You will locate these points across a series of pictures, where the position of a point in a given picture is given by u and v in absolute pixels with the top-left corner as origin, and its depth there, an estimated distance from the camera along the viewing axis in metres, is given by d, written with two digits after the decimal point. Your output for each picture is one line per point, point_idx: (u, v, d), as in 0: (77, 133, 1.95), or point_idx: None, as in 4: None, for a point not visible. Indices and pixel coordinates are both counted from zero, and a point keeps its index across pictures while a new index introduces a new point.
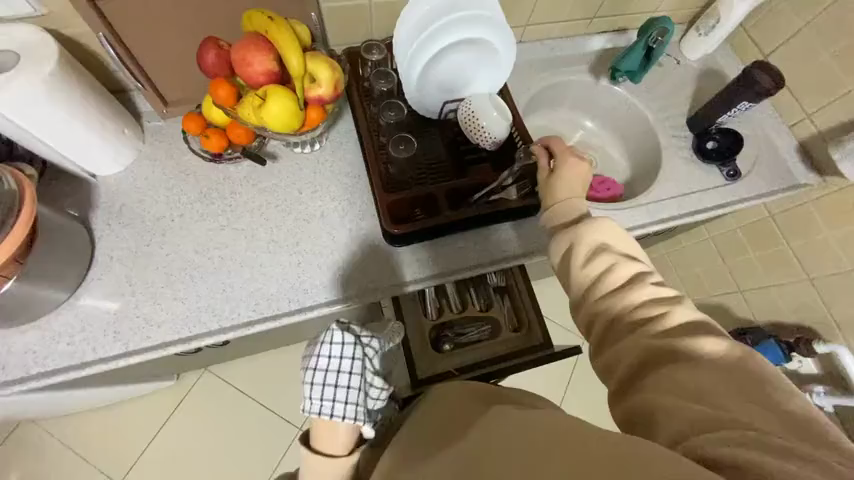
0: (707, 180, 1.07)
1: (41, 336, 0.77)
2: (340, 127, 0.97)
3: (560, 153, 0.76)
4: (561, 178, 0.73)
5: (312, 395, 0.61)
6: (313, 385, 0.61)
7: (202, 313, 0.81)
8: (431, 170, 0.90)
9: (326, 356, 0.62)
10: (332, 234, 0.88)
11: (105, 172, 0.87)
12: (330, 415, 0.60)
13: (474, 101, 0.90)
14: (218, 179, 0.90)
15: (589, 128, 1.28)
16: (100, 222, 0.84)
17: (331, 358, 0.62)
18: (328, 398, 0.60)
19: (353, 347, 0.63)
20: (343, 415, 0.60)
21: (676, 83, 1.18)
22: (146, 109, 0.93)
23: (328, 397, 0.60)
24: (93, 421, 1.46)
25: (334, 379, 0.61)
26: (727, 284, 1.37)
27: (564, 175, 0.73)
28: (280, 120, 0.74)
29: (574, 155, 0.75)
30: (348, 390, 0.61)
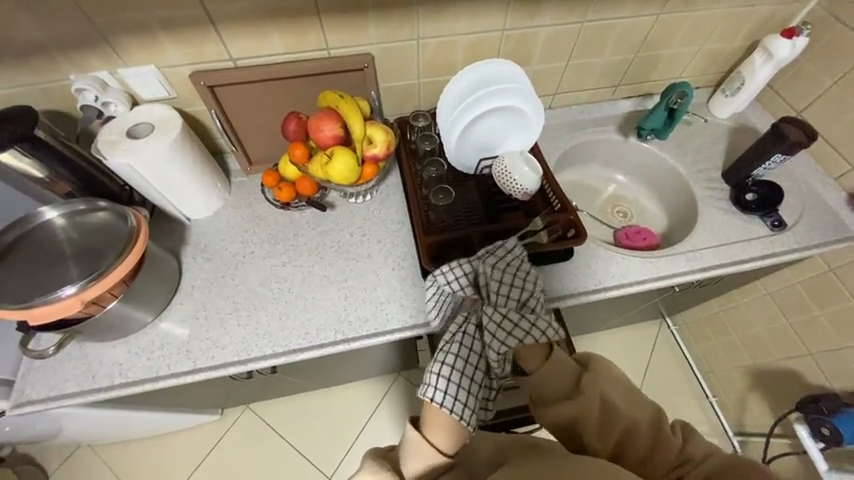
0: (749, 230, 1.06)
1: (129, 350, 0.90)
2: (389, 181, 1.12)
3: (429, 431, 0.60)
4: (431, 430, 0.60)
5: (434, 383, 0.62)
6: (440, 376, 0.63)
7: (260, 338, 0.91)
8: (467, 217, 1.00)
9: (453, 354, 0.67)
10: (377, 273, 0.97)
11: (197, 216, 1.06)
12: (444, 402, 0.60)
13: (507, 156, 1.00)
14: (284, 223, 1.05)
15: (622, 182, 1.34)
16: (188, 257, 1.01)
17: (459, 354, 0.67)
18: (443, 388, 0.61)
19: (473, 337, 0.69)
20: (451, 407, 0.60)
21: (707, 140, 1.23)
22: (234, 168, 1.15)
23: (443, 387, 0.61)
24: (141, 450, 1.55)
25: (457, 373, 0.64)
26: (796, 346, 1.25)
27: (432, 429, 0.60)
28: (342, 174, 0.89)
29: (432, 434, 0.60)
30: (463, 377, 0.64)
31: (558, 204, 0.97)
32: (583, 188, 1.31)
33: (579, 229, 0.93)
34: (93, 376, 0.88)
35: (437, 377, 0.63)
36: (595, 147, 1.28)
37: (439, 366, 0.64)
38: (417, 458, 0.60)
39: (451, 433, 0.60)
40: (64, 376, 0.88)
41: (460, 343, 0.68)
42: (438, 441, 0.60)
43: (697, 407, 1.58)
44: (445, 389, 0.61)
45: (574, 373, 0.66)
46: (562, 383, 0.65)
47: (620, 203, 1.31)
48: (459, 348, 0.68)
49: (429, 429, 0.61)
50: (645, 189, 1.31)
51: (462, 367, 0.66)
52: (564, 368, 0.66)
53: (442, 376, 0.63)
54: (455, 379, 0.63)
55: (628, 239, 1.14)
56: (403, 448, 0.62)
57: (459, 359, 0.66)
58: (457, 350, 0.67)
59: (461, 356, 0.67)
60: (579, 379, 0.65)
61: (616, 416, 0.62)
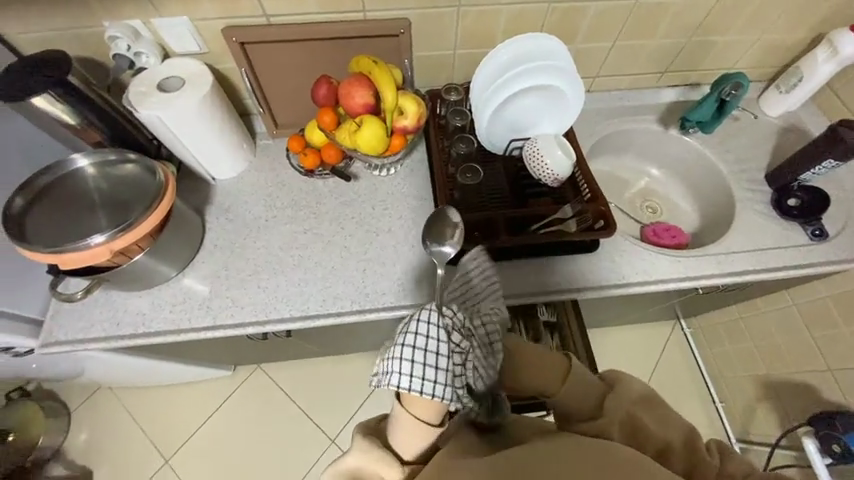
0: (787, 237, 1.01)
1: (153, 302, 0.92)
2: (414, 156, 1.09)
3: (410, 404, 0.56)
4: (412, 404, 0.56)
5: (398, 368, 0.52)
6: (402, 360, 0.52)
7: (278, 301, 0.91)
8: (493, 199, 0.98)
9: (421, 335, 0.53)
10: (397, 249, 0.97)
11: (222, 177, 1.06)
12: (410, 389, 0.52)
13: (540, 139, 0.96)
14: (307, 190, 1.05)
15: (656, 176, 1.28)
16: (212, 216, 1.02)
17: (427, 337, 0.53)
18: (407, 373, 0.52)
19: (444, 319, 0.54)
20: (421, 391, 0.52)
21: (754, 138, 1.15)
22: (260, 130, 1.13)
23: (407, 372, 0.52)
24: (158, 397, 1.63)
25: (424, 358, 0.52)
26: (815, 361, 1.22)
27: (414, 404, 0.56)
28: (370, 144, 0.87)
29: (413, 407, 0.56)
30: (434, 362, 0.53)
31: (587, 193, 0.94)
32: (613, 179, 1.26)
33: (609, 220, 0.89)
34: (118, 324, 0.90)
35: (400, 361, 0.52)
36: (632, 137, 1.22)
37: (400, 349, 0.53)
38: (407, 435, 0.56)
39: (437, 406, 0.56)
40: (91, 321, 0.91)
41: (430, 320, 0.54)
42: (421, 415, 0.56)
43: (702, 409, 1.56)
44: (410, 374, 0.52)
45: (600, 392, 0.65)
46: (588, 401, 0.64)
47: (650, 199, 1.26)
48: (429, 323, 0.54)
49: (412, 405, 0.56)
50: (679, 185, 1.26)
51: (431, 351, 0.53)
52: (588, 386, 0.65)
53: (403, 360, 0.52)
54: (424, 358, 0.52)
55: (656, 235, 1.10)
56: (390, 427, 0.58)
57: (428, 337, 0.53)
58: (426, 332, 0.53)
59: (430, 339, 0.53)
60: (604, 397, 0.65)
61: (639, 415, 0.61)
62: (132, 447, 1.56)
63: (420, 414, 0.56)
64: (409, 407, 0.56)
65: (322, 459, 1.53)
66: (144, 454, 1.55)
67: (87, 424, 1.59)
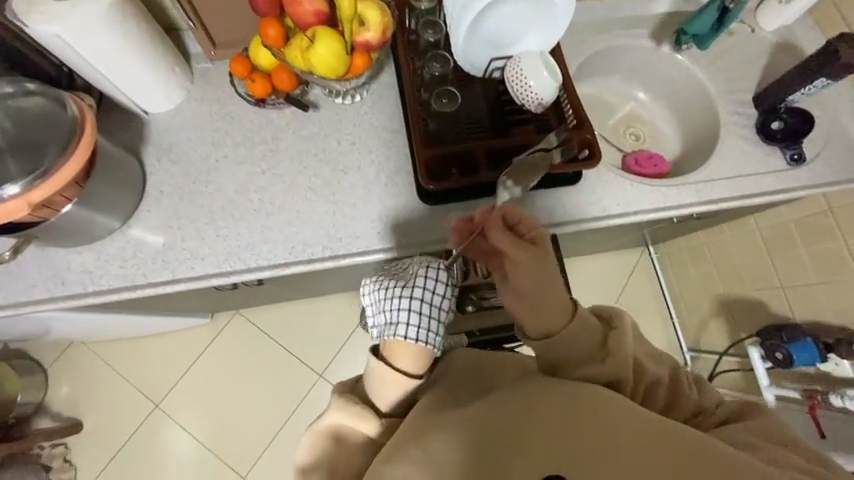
0: (766, 162, 0.99)
1: (98, 258, 0.82)
2: (382, 80, 0.96)
3: (392, 358, 0.65)
4: (395, 358, 0.65)
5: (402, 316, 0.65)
6: (406, 310, 0.65)
7: (241, 250, 0.83)
8: (472, 129, 0.89)
9: (423, 289, 0.66)
10: (368, 188, 0.88)
11: (156, 110, 0.90)
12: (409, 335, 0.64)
13: (524, 57, 0.86)
14: (260, 123, 0.91)
15: (642, 100, 1.20)
16: (151, 158, 0.88)
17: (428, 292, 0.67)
18: (409, 322, 0.64)
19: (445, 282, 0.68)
20: (417, 337, 0.64)
21: (746, 55, 1.07)
22: (195, 50, 0.95)
23: (409, 321, 0.64)
24: (137, 348, 1.60)
25: (423, 309, 0.65)
26: (768, 279, 1.31)
27: (397, 357, 0.65)
28: (327, 64, 0.73)
29: (395, 362, 0.65)
30: (430, 314, 0.66)
31: (572, 119, 0.86)
32: (597, 105, 1.18)
33: (594, 149, 0.83)
34: (63, 283, 0.81)
35: (405, 310, 0.65)
36: (621, 55, 1.11)
37: (405, 300, 0.65)
38: (386, 387, 0.65)
39: (415, 359, 0.65)
40: (30, 282, 0.81)
41: (433, 276, 0.67)
42: (403, 368, 0.65)
43: (662, 327, 1.69)
44: (412, 322, 0.64)
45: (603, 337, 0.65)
46: (588, 345, 0.65)
47: (635, 125, 1.20)
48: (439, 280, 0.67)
49: (393, 359, 0.65)
50: (665, 110, 1.19)
51: (429, 302, 0.66)
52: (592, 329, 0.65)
53: (407, 310, 0.65)
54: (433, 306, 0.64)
55: (637, 164, 1.06)
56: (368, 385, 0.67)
57: (431, 291, 0.67)
58: (428, 287, 0.67)
59: (430, 294, 0.66)
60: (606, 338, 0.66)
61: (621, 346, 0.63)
62: (118, 396, 1.56)
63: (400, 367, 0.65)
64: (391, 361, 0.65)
65: (311, 393, 1.59)
66: (131, 402, 1.56)
67: (66, 378, 1.57)
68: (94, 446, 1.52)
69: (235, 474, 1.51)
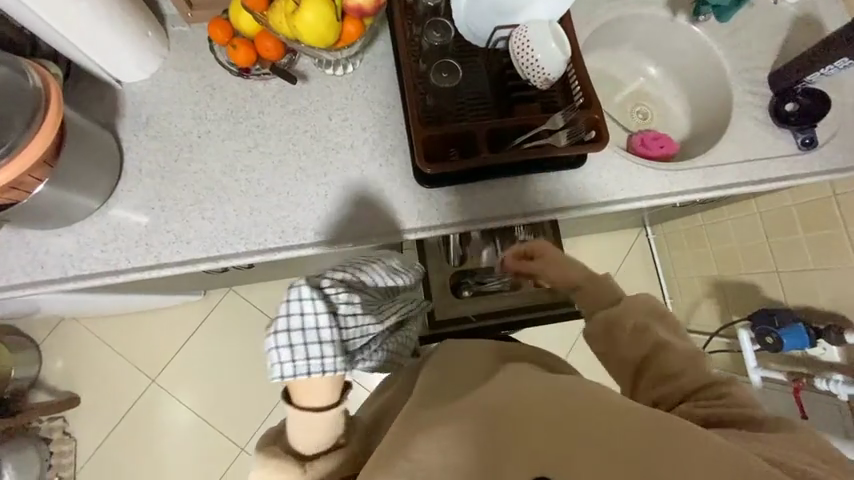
0: (777, 146, 0.95)
1: (78, 241, 0.78)
2: (376, 49, 0.88)
3: (301, 397, 0.58)
4: (305, 395, 0.58)
5: (280, 358, 0.55)
6: (281, 348, 0.55)
7: (228, 234, 0.79)
8: (473, 106, 0.83)
9: (291, 316, 0.55)
10: (361, 169, 0.84)
11: (130, 79, 0.83)
12: (302, 372, 0.56)
13: (531, 28, 0.79)
14: (245, 96, 0.85)
15: (652, 76, 1.14)
16: (128, 133, 0.82)
17: (299, 318, 0.56)
18: (290, 358, 0.55)
19: (314, 301, 0.56)
20: (310, 367, 0.56)
21: (767, 29, 1.00)
22: (170, 11, 0.86)
23: (290, 357, 0.55)
24: (129, 324, 1.59)
25: (301, 337, 0.55)
26: (765, 264, 1.30)
27: (306, 394, 0.58)
28: (315, 32, 0.65)
29: (308, 401, 0.58)
30: (312, 341, 0.56)
31: (580, 97, 0.80)
32: (604, 80, 1.11)
33: (601, 131, 0.78)
34: (42, 268, 0.76)
35: (279, 350, 0.55)
36: (633, 26, 1.04)
37: (273, 340, 0.55)
38: (305, 429, 0.58)
39: (325, 390, 0.58)
40: (8, 266, 0.76)
41: (299, 298, 0.56)
42: (315, 404, 0.58)
43: None
44: (297, 359, 0.55)
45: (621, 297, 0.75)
46: (604, 298, 0.77)
47: (643, 102, 1.14)
48: (301, 315, 0.56)
49: (303, 398, 0.58)
50: (676, 87, 1.13)
51: (305, 329, 0.56)
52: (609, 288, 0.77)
53: (281, 349, 0.55)
54: (314, 359, 0.56)
55: (643, 145, 1.01)
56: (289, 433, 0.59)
57: (301, 319, 0.56)
58: (294, 315, 0.55)
59: (302, 321, 0.55)
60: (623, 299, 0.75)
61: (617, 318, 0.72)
62: (113, 371, 1.56)
63: (312, 405, 0.58)
64: (302, 403, 0.58)
65: None
66: (127, 377, 1.57)
67: (60, 354, 1.56)
68: (93, 419, 1.53)
69: (233, 445, 1.55)
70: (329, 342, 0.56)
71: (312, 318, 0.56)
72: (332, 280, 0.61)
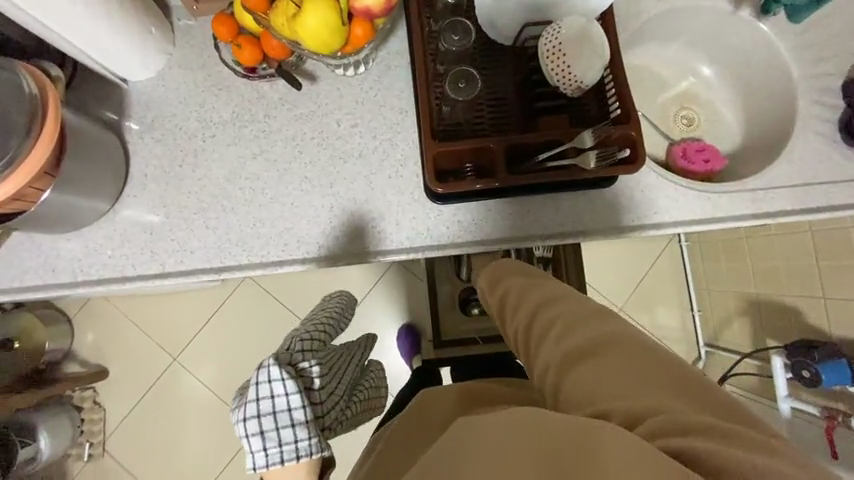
0: (844, 168, 0.83)
1: (86, 246, 0.78)
2: (391, 47, 0.81)
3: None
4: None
5: (257, 443, 0.56)
6: (256, 434, 0.56)
7: (231, 245, 0.77)
8: (493, 115, 0.75)
9: (264, 399, 0.56)
10: (369, 180, 0.78)
11: (135, 78, 0.80)
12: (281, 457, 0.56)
13: (565, 26, 0.69)
14: (251, 98, 0.80)
15: (703, 75, 1.00)
16: (133, 134, 0.80)
17: (271, 400, 0.56)
18: (266, 444, 0.56)
19: (288, 383, 0.56)
20: (291, 452, 0.56)
21: (850, 26, 0.85)
22: (175, 3, 0.81)
23: (266, 443, 0.56)
24: (151, 305, 1.65)
25: (274, 421, 0.56)
26: (810, 288, 1.18)
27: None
28: (318, 38, 0.60)
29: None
30: (286, 424, 0.56)
31: (617, 108, 0.71)
32: (646, 80, 0.99)
33: (637, 150, 0.68)
34: (53, 271, 0.77)
35: (253, 438, 0.56)
36: (686, 19, 0.91)
37: (246, 426, 0.56)
38: None
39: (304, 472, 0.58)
40: (23, 267, 0.77)
41: (270, 381, 0.56)
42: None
43: (679, 319, 1.61)
44: (271, 446, 0.56)
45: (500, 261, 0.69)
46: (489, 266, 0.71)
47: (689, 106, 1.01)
48: (272, 398, 0.56)
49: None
50: (730, 89, 0.99)
51: (277, 413, 0.56)
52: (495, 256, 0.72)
53: (253, 437, 0.56)
54: (287, 444, 0.56)
55: (685, 158, 0.90)
56: None
57: (272, 402, 0.56)
58: (265, 399, 0.56)
59: (273, 404, 0.56)
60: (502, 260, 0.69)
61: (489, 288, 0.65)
62: (137, 349, 1.64)
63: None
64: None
65: None
66: (150, 354, 1.65)
67: (90, 329, 1.65)
68: (119, 391, 1.63)
69: None
70: (302, 422, 0.57)
71: (283, 400, 0.56)
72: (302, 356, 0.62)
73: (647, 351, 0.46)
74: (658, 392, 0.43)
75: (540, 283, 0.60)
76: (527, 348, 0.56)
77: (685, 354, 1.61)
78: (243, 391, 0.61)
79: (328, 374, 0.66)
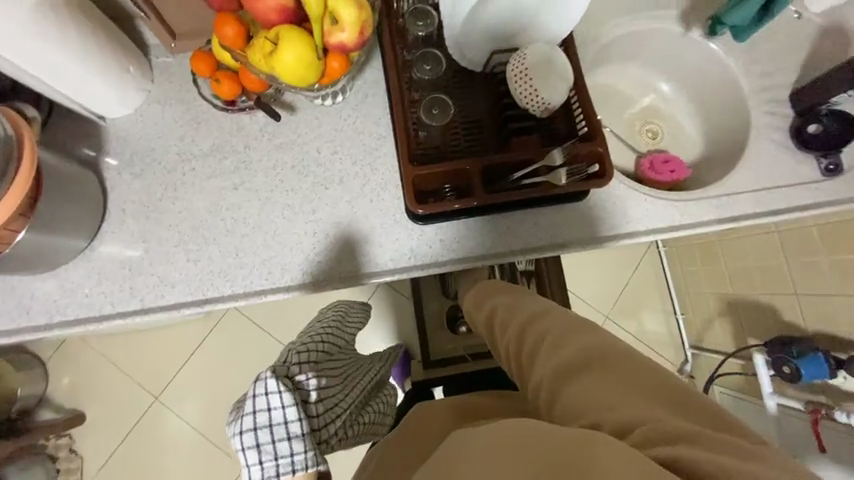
0: (798, 172, 0.88)
1: (63, 285, 0.76)
2: (367, 76, 0.84)
3: None
4: None
5: (251, 459, 0.50)
6: (249, 448, 0.50)
7: (214, 277, 0.77)
8: (468, 137, 0.79)
9: (259, 411, 0.51)
10: (351, 205, 0.80)
11: (113, 114, 0.80)
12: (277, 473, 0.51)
13: (530, 52, 0.73)
14: (231, 130, 0.81)
15: (663, 91, 1.07)
16: (111, 170, 0.79)
17: (266, 412, 0.51)
18: (260, 459, 0.50)
19: (286, 395, 0.52)
20: (289, 468, 0.51)
21: (789, 43, 0.93)
22: (153, 41, 0.83)
23: (260, 458, 0.50)
24: (132, 342, 1.59)
25: (269, 435, 0.51)
26: (783, 286, 1.22)
27: None
28: (295, 72, 0.62)
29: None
30: (282, 437, 0.51)
31: (584, 126, 0.75)
32: (611, 98, 1.05)
33: (605, 166, 0.72)
34: (28, 313, 0.75)
35: (245, 453, 0.50)
36: (642, 41, 0.97)
37: (239, 441, 0.50)
38: None
39: None
40: None
41: (266, 392, 0.51)
42: None
43: (664, 323, 1.65)
44: (265, 461, 0.50)
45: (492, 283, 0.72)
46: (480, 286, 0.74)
47: (653, 120, 1.07)
48: (268, 410, 0.51)
49: None
50: (688, 103, 1.06)
51: (273, 426, 0.51)
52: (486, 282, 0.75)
53: (246, 452, 0.50)
54: (284, 458, 0.51)
55: (652, 170, 0.94)
56: None
57: (268, 414, 0.51)
58: (261, 410, 0.51)
59: (269, 416, 0.51)
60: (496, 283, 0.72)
61: (483, 308, 0.68)
62: (117, 389, 1.57)
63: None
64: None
65: None
66: (130, 394, 1.57)
67: (65, 371, 1.58)
68: (98, 436, 1.55)
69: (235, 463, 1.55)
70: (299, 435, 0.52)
71: (279, 413, 0.51)
72: (299, 364, 0.57)
73: (632, 361, 0.47)
74: (644, 400, 0.43)
75: (527, 300, 0.63)
76: (520, 364, 0.57)
77: (673, 357, 1.64)
78: (238, 404, 0.56)
79: (329, 387, 0.61)
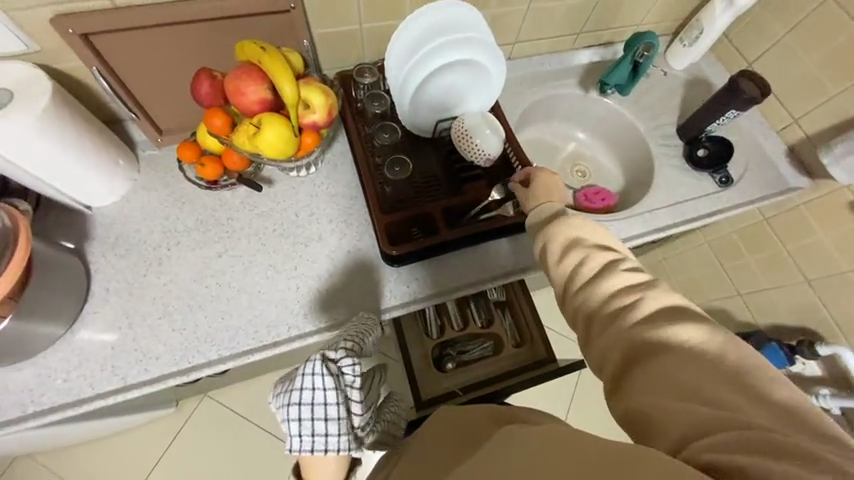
0: (699, 187, 1.08)
1: (40, 373, 0.74)
2: (335, 149, 0.98)
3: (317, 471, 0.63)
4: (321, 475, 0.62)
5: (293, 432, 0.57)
6: (292, 423, 0.57)
7: (200, 342, 0.78)
8: (428, 188, 0.92)
9: (304, 390, 0.57)
10: (331, 257, 0.87)
11: (99, 203, 0.87)
12: (315, 448, 0.57)
13: (467, 118, 0.91)
14: (214, 205, 0.90)
15: (583, 139, 1.30)
16: (96, 253, 0.83)
17: (310, 392, 0.57)
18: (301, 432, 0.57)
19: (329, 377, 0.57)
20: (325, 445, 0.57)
21: (664, 94, 1.20)
22: (141, 138, 0.94)
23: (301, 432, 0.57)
24: (91, 452, 1.42)
25: (311, 413, 0.57)
26: (726, 288, 1.36)
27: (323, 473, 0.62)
28: (276, 147, 0.74)
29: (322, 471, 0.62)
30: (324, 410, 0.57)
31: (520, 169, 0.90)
32: (542, 147, 1.26)
33: None
34: None
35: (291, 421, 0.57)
36: (555, 102, 1.21)
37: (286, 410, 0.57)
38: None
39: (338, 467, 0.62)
40: None
41: (313, 371, 0.57)
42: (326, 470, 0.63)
43: None
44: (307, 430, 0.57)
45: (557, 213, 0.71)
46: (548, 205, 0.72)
47: (580, 162, 1.28)
48: (312, 390, 0.57)
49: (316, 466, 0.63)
50: (604, 145, 1.28)
51: (317, 400, 0.57)
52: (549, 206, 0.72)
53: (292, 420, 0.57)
54: (320, 435, 0.57)
55: (587, 201, 1.10)
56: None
57: (314, 389, 0.57)
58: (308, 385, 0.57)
59: (315, 390, 0.57)
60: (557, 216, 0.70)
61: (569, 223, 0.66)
62: None
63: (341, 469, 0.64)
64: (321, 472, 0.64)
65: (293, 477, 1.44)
66: None
67: None
68: None
69: None
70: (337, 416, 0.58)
71: (321, 394, 0.57)
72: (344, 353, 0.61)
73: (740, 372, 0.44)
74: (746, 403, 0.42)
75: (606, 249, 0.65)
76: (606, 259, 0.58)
77: None
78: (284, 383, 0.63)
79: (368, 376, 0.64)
